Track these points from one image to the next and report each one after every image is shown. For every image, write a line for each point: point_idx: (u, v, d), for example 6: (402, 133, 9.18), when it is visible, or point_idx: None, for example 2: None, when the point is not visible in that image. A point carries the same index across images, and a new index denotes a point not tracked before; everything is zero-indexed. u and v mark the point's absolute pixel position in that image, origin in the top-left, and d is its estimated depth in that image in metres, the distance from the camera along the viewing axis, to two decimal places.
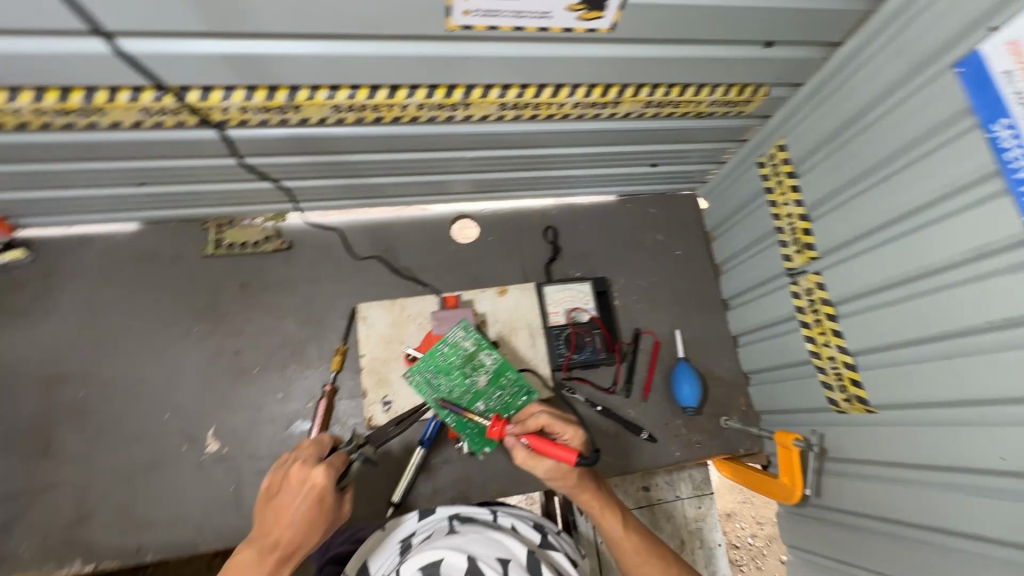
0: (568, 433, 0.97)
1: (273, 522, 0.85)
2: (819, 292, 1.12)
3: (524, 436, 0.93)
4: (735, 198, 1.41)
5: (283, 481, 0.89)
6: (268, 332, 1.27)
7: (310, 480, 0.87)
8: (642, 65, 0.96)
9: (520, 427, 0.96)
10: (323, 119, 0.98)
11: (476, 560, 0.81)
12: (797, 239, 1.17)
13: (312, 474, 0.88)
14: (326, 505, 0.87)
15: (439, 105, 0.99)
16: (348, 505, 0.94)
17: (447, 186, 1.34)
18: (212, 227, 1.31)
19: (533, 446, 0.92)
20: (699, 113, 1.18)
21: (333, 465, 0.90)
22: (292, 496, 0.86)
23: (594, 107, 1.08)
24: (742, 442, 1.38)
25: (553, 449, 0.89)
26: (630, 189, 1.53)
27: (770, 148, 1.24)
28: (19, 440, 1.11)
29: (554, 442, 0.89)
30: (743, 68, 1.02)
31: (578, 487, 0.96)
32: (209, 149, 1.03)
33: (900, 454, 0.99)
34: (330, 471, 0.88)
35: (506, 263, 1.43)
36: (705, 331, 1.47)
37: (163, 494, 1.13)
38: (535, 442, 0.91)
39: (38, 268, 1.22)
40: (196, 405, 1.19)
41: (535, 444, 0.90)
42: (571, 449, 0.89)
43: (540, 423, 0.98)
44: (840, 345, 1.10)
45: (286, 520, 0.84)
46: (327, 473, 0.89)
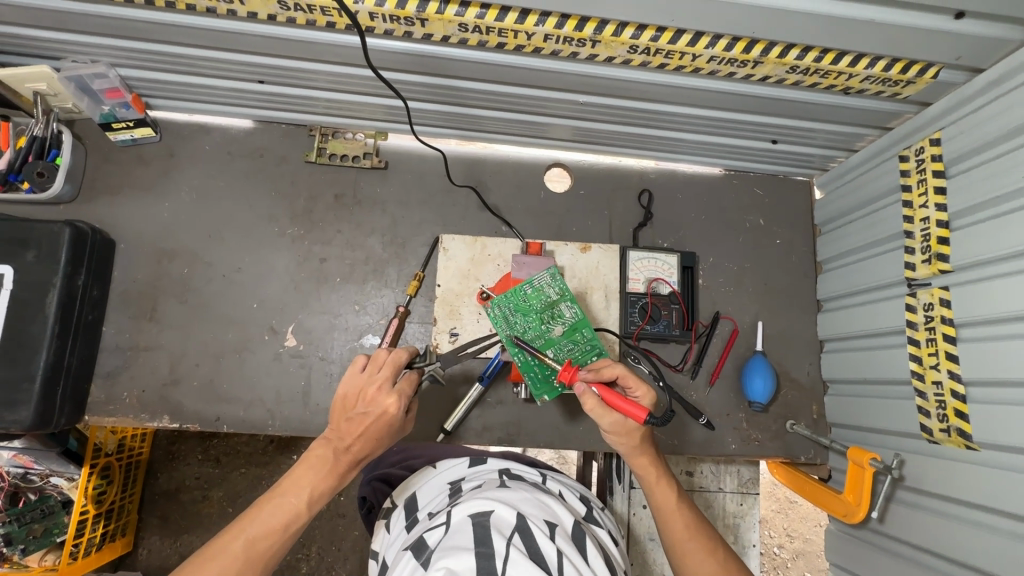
0: (640, 390, 1.00)
1: (348, 430, 0.97)
2: (941, 309, 1.01)
3: (597, 387, 0.97)
4: (859, 191, 1.26)
5: (358, 396, 0.97)
6: (354, 245, 1.31)
7: (384, 404, 0.96)
8: (797, 21, 0.86)
9: (593, 374, 1.00)
10: (446, 37, 0.97)
11: (525, 520, 0.85)
12: (928, 247, 1.04)
13: (385, 399, 0.96)
14: (393, 427, 0.98)
15: (567, 38, 0.95)
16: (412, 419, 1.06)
17: (550, 129, 1.30)
18: (317, 135, 1.34)
19: (603, 397, 0.97)
20: (847, 89, 1.05)
21: (404, 394, 0.98)
22: (366, 414, 0.96)
23: (730, 64, 0.99)
24: (804, 450, 1.31)
25: (624, 404, 0.93)
26: (741, 164, 1.42)
27: (920, 141, 1.09)
28: (131, 301, 1.23)
29: (626, 398, 0.93)
30: (916, 41, 0.89)
31: (638, 448, 1.00)
32: (332, 54, 1.05)
33: (993, 498, 0.90)
34: (402, 398, 0.97)
35: (593, 220, 1.39)
36: (789, 329, 1.38)
37: (242, 374, 1.23)
38: (607, 393, 0.95)
39: (162, 148, 1.31)
40: (281, 301, 1.27)
41: (607, 395, 0.94)
42: (641, 407, 0.92)
43: (615, 373, 1.00)
44: (951, 371, 0.98)
45: (361, 433, 0.96)
46: (400, 401, 0.97)
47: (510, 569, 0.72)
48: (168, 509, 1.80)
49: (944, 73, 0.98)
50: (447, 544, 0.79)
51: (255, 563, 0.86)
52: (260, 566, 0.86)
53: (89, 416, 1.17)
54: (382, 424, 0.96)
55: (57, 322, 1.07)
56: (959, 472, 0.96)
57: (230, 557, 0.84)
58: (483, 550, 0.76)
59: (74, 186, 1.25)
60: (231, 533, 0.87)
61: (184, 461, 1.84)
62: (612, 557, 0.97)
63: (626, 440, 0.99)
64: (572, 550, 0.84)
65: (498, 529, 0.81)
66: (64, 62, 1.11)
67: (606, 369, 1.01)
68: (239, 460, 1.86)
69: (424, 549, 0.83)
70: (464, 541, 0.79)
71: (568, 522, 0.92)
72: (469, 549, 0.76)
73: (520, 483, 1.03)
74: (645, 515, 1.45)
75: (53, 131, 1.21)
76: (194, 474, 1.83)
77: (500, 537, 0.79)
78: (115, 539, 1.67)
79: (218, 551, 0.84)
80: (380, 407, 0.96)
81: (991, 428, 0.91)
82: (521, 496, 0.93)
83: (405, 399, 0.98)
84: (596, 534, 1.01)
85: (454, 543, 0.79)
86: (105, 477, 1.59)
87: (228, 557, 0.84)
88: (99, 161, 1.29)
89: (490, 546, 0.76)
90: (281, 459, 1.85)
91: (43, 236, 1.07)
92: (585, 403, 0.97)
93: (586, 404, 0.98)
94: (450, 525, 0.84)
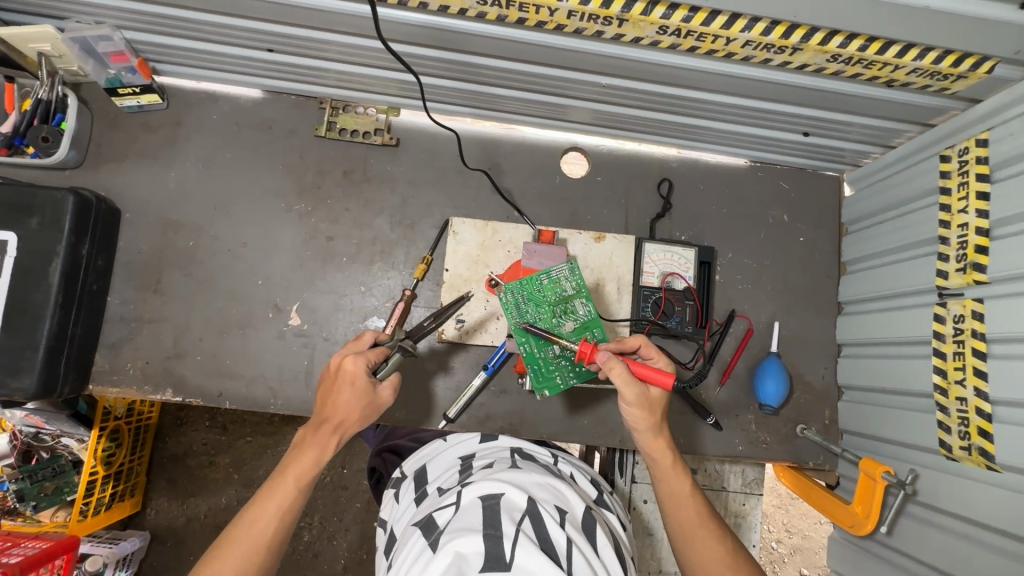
0: (659, 361, 1.04)
1: (324, 404, 0.98)
2: (973, 321, 0.95)
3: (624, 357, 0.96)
4: (894, 191, 1.19)
5: (329, 370, 1.00)
6: (363, 224, 1.28)
7: (345, 366, 0.98)
8: (844, 6, 0.80)
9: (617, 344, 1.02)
10: (464, 10, 0.92)
11: (535, 505, 0.86)
12: (964, 256, 0.98)
13: (343, 363, 0.99)
14: (362, 391, 0.98)
15: (592, 16, 0.88)
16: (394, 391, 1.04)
17: (569, 112, 1.24)
18: (327, 108, 1.29)
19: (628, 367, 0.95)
20: (890, 81, 0.98)
21: (367, 358, 1.00)
22: (333, 381, 0.98)
23: (767, 50, 0.92)
24: (813, 455, 1.28)
25: (651, 371, 0.95)
26: (768, 156, 1.35)
27: (965, 141, 1.01)
28: (136, 271, 1.22)
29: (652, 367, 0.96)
30: (973, 32, 0.82)
31: (657, 427, 0.98)
32: (343, 24, 1.00)
33: (1014, 523, 0.85)
34: (362, 359, 0.99)
35: (610, 209, 1.34)
36: (807, 330, 1.33)
37: (246, 350, 1.21)
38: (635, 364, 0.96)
39: (170, 116, 1.27)
40: (286, 279, 1.25)
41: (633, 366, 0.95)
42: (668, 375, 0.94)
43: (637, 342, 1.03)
44: (978, 388, 0.93)
45: (333, 400, 0.97)
46: (357, 363, 0.98)
47: (519, 552, 0.73)
48: (176, 472, 1.83)
49: (999, 67, 0.90)
50: (456, 527, 0.80)
51: (258, 545, 0.87)
52: (262, 546, 0.87)
53: (94, 386, 1.17)
54: (348, 388, 0.97)
55: (60, 292, 1.06)
56: (978, 492, 0.92)
57: (240, 555, 0.85)
58: (492, 532, 0.77)
59: (79, 151, 1.23)
60: (233, 523, 0.89)
61: (191, 427, 1.86)
62: (620, 543, 0.99)
63: (648, 418, 0.97)
64: (580, 536, 0.85)
65: (509, 512, 0.82)
66: (69, 23, 1.07)
67: (628, 339, 1.03)
68: (245, 428, 1.88)
69: (432, 529, 0.85)
70: (472, 523, 0.80)
71: (578, 510, 0.93)
72: (478, 531, 0.77)
73: (531, 464, 1.05)
74: (647, 509, 1.42)
75: (59, 94, 1.17)
76: (202, 440, 1.86)
77: (510, 520, 0.80)
78: (124, 499, 1.70)
79: (225, 551, 0.85)
80: (343, 371, 0.98)
81: (1018, 451, 0.86)
82: (533, 480, 0.95)
83: (366, 362, 0.99)
84: (606, 520, 1.03)
85: (463, 525, 0.80)
86: (114, 440, 1.60)
87: (231, 543, 0.86)
88: (105, 127, 1.26)
89: (499, 528, 0.78)
90: (287, 430, 1.87)
91: (46, 204, 1.06)
92: (610, 369, 0.93)
93: (611, 374, 0.94)
94: (460, 508, 0.86)
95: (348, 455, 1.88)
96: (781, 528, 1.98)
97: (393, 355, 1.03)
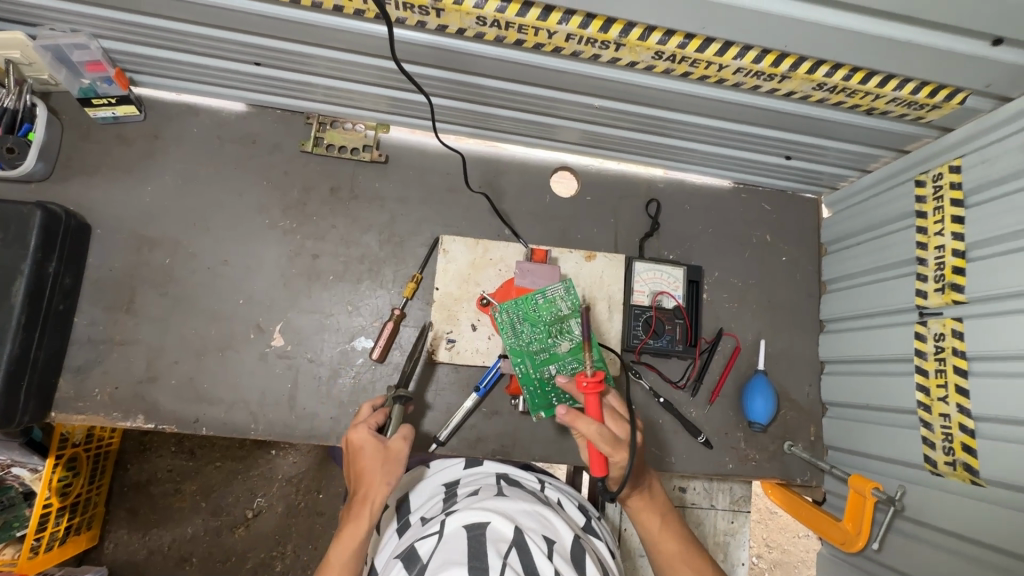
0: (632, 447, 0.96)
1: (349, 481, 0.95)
2: (953, 340, 0.99)
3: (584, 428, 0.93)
4: (871, 213, 1.23)
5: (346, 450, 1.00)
6: (350, 242, 1.25)
7: (350, 440, 0.97)
8: (832, 38, 0.83)
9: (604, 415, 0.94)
10: (462, 30, 0.91)
11: (522, 535, 0.81)
12: (942, 276, 1.02)
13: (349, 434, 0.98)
14: (372, 449, 0.95)
15: (590, 40, 0.89)
16: (409, 441, 0.99)
17: (559, 132, 1.25)
18: (314, 124, 1.27)
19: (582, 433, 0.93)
20: (870, 109, 1.02)
21: (369, 423, 0.99)
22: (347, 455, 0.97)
23: (756, 77, 0.95)
24: (800, 471, 1.29)
25: (594, 458, 0.91)
26: (751, 178, 1.39)
27: (938, 167, 1.06)
28: (107, 290, 1.15)
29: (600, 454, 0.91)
30: (949, 66, 0.86)
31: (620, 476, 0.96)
32: (336, 39, 0.98)
33: (998, 536, 0.88)
34: (363, 426, 0.97)
35: (599, 228, 1.35)
36: (791, 348, 1.36)
37: (225, 373, 1.16)
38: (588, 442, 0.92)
39: (147, 128, 1.22)
40: (269, 298, 1.20)
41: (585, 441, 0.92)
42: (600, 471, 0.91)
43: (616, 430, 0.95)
44: (961, 405, 0.96)
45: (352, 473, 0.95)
46: (359, 427, 0.97)
47: None
48: (138, 502, 1.72)
49: (971, 99, 0.95)
50: (439, 558, 0.75)
51: None
52: None
53: (56, 414, 1.09)
54: (361, 454, 0.95)
55: (23, 312, 0.99)
56: (963, 507, 0.95)
57: None
58: (478, 564, 0.72)
59: (48, 163, 1.16)
60: None
61: (155, 452, 1.75)
62: (608, 571, 0.96)
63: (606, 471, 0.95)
64: (569, 569, 0.80)
65: (495, 543, 0.77)
66: (42, 30, 1.02)
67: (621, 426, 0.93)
68: (214, 453, 1.78)
69: (415, 561, 0.79)
70: (457, 554, 0.75)
71: (566, 539, 0.88)
72: (463, 564, 0.72)
73: (517, 491, 1.01)
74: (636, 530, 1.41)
75: (27, 104, 1.11)
76: (166, 466, 1.75)
77: (496, 551, 0.75)
78: (80, 533, 1.58)
79: None
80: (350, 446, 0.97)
81: (1002, 466, 0.89)
82: (520, 508, 0.91)
83: (367, 423, 0.98)
84: (595, 549, 1.00)
85: (447, 557, 0.75)
86: (71, 469, 1.50)
87: None
88: (76, 138, 1.20)
89: (485, 561, 0.73)
90: (259, 455, 1.79)
91: (11, 219, 0.99)
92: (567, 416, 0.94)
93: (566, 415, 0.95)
94: (443, 536, 0.81)
95: (324, 479, 1.82)
96: (762, 543, 1.99)
97: (392, 408, 1.03)
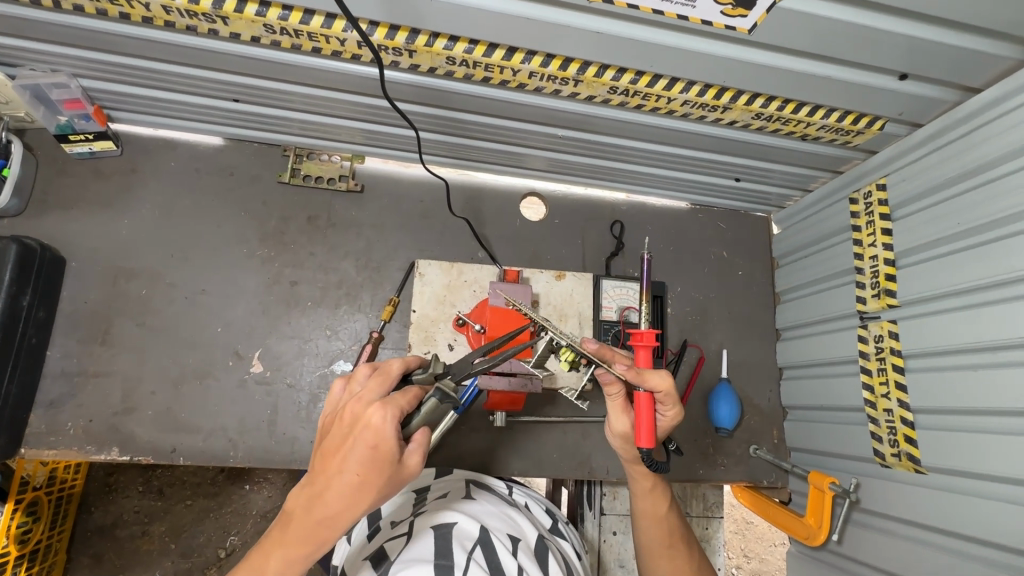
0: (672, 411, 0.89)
1: (330, 466, 0.69)
2: (891, 340, 1.08)
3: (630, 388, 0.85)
4: (815, 229, 1.35)
5: (343, 414, 0.73)
6: (328, 268, 1.28)
7: (363, 420, 0.70)
8: (764, 74, 0.94)
9: (640, 376, 0.84)
10: (434, 68, 0.98)
11: (488, 534, 0.84)
12: (877, 283, 1.12)
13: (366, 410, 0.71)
14: (382, 456, 0.68)
15: (551, 76, 0.98)
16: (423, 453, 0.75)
17: (526, 159, 1.32)
18: (290, 155, 1.31)
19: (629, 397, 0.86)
20: (804, 135, 1.14)
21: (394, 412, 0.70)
22: (348, 436, 0.70)
23: (702, 108, 1.05)
24: (766, 473, 1.36)
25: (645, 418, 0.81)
26: (706, 199, 1.49)
27: (868, 185, 1.18)
28: (81, 322, 1.15)
29: (650, 417, 0.81)
30: (866, 97, 0.98)
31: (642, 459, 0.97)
32: (312, 77, 1.03)
33: (939, 519, 0.96)
34: (389, 411, 0.70)
35: (567, 249, 1.42)
36: (751, 356, 1.45)
37: (202, 400, 1.16)
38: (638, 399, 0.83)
39: (124, 162, 1.25)
40: (247, 325, 1.22)
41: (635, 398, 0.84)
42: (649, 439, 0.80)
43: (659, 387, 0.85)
44: (901, 400, 1.05)
45: (342, 461, 0.69)
46: (382, 416, 0.70)
47: None
48: (103, 547, 1.63)
49: (889, 125, 1.07)
50: (406, 556, 0.76)
51: None
52: None
53: (27, 449, 1.07)
54: (366, 451, 0.68)
55: None
56: (909, 495, 1.02)
57: None
58: (444, 561, 0.73)
59: (22, 199, 1.17)
60: None
61: (121, 494, 1.68)
62: (575, 570, 0.98)
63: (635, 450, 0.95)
64: (533, 564, 0.83)
65: (460, 540, 0.79)
66: (20, 70, 1.05)
67: (653, 379, 0.84)
68: (185, 491, 1.72)
69: (383, 560, 0.81)
70: (424, 552, 0.76)
71: (531, 538, 0.92)
72: (430, 560, 0.73)
73: (487, 495, 1.04)
74: (615, 541, 1.43)
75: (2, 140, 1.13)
76: (133, 507, 1.67)
77: (462, 549, 0.78)
78: None
79: None
80: (360, 424, 0.70)
81: (938, 453, 0.97)
82: (487, 510, 0.94)
83: (394, 411, 0.71)
84: (561, 548, 1.02)
85: (414, 555, 0.76)
86: (31, 513, 1.43)
87: None
88: (52, 173, 1.21)
89: (451, 557, 0.75)
90: (232, 491, 1.74)
91: None
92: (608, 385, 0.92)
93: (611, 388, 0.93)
94: (412, 537, 0.82)
95: None
96: (740, 553, 2.03)
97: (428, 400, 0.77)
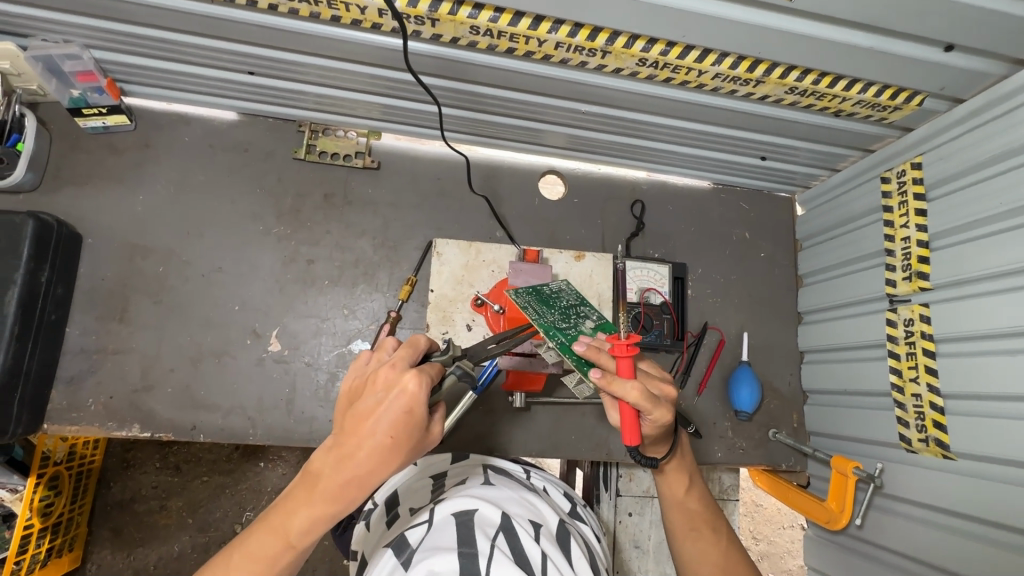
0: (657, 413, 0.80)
1: (361, 428, 0.68)
2: (922, 325, 1.05)
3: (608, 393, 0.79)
4: (842, 209, 1.31)
5: (373, 379, 0.72)
6: (345, 246, 1.27)
7: (397, 384, 0.69)
8: (802, 45, 0.89)
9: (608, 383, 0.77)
10: (456, 39, 0.95)
11: (510, 520, 0.83)
12: (909, 265, 1.09)
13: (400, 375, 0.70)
14: (414, 420, 0.68)
15: (579, 47, 0.94)
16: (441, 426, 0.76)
17: (545, 136, 1.29)
18: (306, 130, 1.29)
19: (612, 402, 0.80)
20: (838, 111, 1.09)
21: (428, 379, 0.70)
22: (379, 399, 0.69)
23: (733, 81, 1.01)
24: (785, 457, 1.35)
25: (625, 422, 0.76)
26: (729, 178, 1.45)
27: (902, 164, 1.14)
28: (99, 299, 1.15)
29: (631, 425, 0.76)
30: (907, 70, 0.94)
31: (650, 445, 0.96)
32: (329, 48, 1.00)
33: (965, 504, 0.94)
34: (424, 378, 0.70)
35: (586, 229, 1.40)
36: (772, 339, 1.42)
37: (221, 378, 1.16)
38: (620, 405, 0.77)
39: (137, 137, 1.23)
40: (264, 303, 1.21)
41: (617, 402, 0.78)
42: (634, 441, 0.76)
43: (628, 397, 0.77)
44: (931, 384, 1.03)
45: (375, 424, 0.67)
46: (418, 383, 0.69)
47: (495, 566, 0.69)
48: (123, 520, 1.66)
49: (928, 101, 1.03)
50: (428, 544, 0.76)
51: None
52: None
53: (49, 425, 1.08)
54: (401, 415, 0.68)
55: (16, 321, 0.98)
56: (934, 480, 1.01)
57: None
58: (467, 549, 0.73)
59: (37, 174, 1.16)
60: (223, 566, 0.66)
61: (140, 469, 1.70)
62: (596, 554, 0.98)
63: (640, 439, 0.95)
64: (556, 550, 0.82)
65: (482, 528, 0.79)
66: (32, 41, 1.02)
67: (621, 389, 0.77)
68: (201, 468, 1.74)
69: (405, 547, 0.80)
70: (447, 540, 0.76)
71: (552, 523, 0.91)
72: (453, 549, 0.72)
73: (505, 480, 1.03)
74: (631, 522, 1.43)
75: (16, 114, 1.11)
76: (151, 482, 1.70)
77: (484, 536, 0.77)
78: (62, 555, 1.52)
79: None
80: (394, 389, 0.69)
81: (968, 438, 0.95)
82: (507, 496, 0.93)
83: (427, 379, 0.70)
84: (581, 532, 1.02)
85: (436, 543, 0.76)
86: (54, 488, 1.45)
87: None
88: (66, 149, 1.20)
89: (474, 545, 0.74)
90: (248, 467, 1.76)
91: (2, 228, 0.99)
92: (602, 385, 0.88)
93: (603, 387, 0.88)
94: (433, 524, 0.82)
95: None
96: (750, 536, 2.01)
97: (449, 376, 0.77)
